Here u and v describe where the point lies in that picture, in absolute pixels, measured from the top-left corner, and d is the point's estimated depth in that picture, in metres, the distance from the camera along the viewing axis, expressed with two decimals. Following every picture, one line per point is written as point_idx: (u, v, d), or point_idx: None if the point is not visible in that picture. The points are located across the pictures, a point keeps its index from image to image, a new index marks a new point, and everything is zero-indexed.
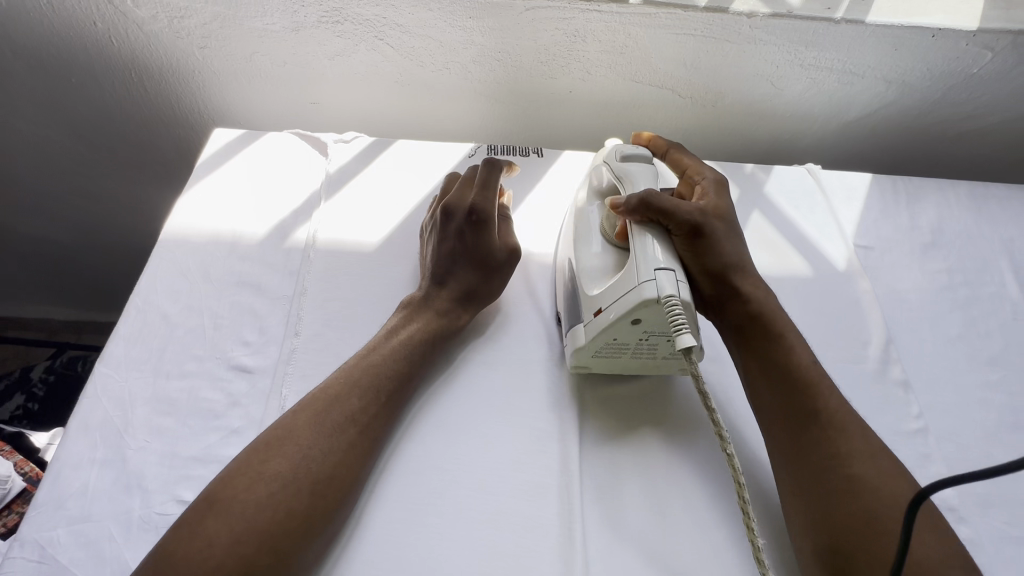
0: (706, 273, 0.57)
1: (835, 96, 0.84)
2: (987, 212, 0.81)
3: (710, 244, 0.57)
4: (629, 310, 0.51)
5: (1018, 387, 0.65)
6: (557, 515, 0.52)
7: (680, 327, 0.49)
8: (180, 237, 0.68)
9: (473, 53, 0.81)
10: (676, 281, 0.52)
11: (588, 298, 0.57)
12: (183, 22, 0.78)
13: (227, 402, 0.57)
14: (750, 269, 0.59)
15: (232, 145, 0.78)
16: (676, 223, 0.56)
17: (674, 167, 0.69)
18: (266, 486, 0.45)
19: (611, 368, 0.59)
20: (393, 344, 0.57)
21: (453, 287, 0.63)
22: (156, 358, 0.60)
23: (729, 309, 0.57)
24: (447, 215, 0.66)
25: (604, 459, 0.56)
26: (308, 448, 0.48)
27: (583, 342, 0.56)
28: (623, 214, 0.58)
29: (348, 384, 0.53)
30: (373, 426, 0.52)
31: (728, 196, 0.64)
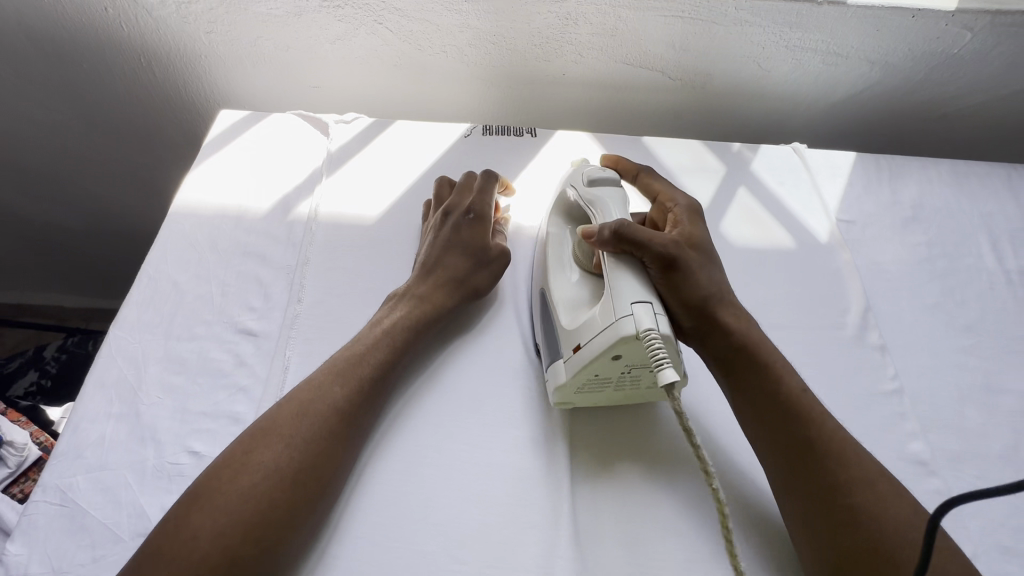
0: (685, 307, 0.55)
1: (820, 77, 0.87)
2: (967, 188, 0.83)
3: (686, 276, 0.55)
4: (609, 346, 0.50)
5: (991, 352, 0.68)
6: (546, 467, 0.55)
7: (662, 362, 0.47)
8: (189, 211, 0.72)
9: (469, 37, 0.84)
10: (654, 314, 0.50)
11: (565, 332, 0.56)
12: (190, 8, 0.81)
13: (234, 362, 0.61)
14: (729, 298, 0.57)
15: (238, 126, 0.81)
16: (650, 254, 0.54)
17: (646, 191, 0.69)
18: (250, 478, 0.46)
19: (594, 402, 0.57)
20: (375, 335, 0.58)
21: (438, 275, 0.64)
22: (167, 323, 0.63)
23: (714, 343, 0.56)
24: (445, 214, 0.69)
25: (589, 445, 0.57)
26: (291, 438, 0.49)
27: (564, 379, 0.54)
28: (597, 244, 0.56)
29: (331, 374, 0.54)
30: (359, 412, 0.53)
31: (702, 222, 0.63)
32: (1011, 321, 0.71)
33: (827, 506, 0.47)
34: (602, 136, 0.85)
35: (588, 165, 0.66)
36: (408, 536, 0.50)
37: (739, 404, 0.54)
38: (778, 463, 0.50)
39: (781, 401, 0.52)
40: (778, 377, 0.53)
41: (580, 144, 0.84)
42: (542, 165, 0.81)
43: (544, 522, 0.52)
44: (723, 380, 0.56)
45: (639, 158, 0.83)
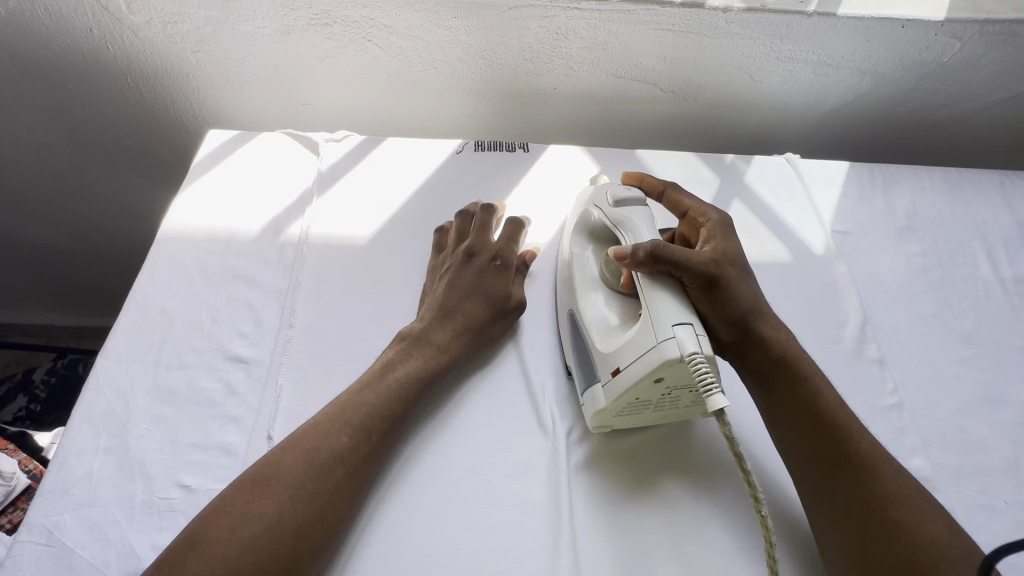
0: (727, 321, 0.56)
1: (812, 87, 0.87)
2: (960, 196, 0.83)
3: (723, 292, 0.55)
4: (652, 370, 0.49)
5: (988, 363, 0.68)
6: (545, 493, 0.55)
7: (709, 387, 0.47)
8: (178, 235, 0.70)
9: (460, 52, 0.83)
10: (696, 335, 0.50)
11: (602, 356, 0.55)
12: (177, 27, 0.80)
13: (225, 392, 0.59)
14: (764, 310, 0.58)
15: (227, 146, 0.80)
16: (688, 272, 0.54)
17: (674, 208, 0.67)
18: (250, 527, 0.45)
19: (632, 424, 0.57)
20: (388, 381, 0.56)
21: (458, 323, 0.62)
22: (156, 351, 0.62)
23: (752, 358, 0.56)
24: (469, 256, 0.67)
25: (596, 480, 0.56)
26: (295, 488, 0.48)
27: (604, 404, 0.54)
28: (631, 265, 0.55)
29: (339, 421, 0.52)
30: (365, 460, 0.51)
31: (734, 235, 0.62)
32: (1008, 330, 0.71)
33: (858, 522, 0.48)
34: (594, 149, 0.85)
35: (610, 185, 0.67)
36: (406, 569, 0.49)
37: (776, 424, 0.55)
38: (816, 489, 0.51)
39: (811, 417, 0.53)
40: (839, 438, 0.51)
41: (574, 159, 0.83)
42: (537, 180, 0.80)
43: (544, 550, 0.51)
44: (759, 395, 0.56)
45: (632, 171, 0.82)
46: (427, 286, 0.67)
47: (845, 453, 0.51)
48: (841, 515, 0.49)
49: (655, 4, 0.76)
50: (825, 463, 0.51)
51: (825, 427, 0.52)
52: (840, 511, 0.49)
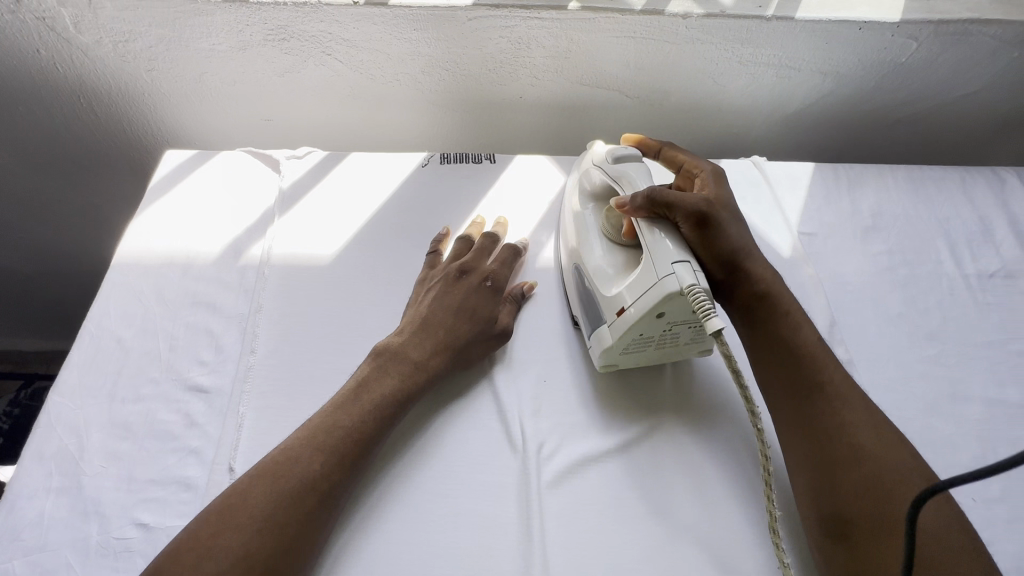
0: (717, 259, 0.59)
1: (774, 90, 0.87)
2: (923, 193, 0.84)
3: (715, 231, 0.59)
4: (656, 304, 0.53)
5: (954, 360, 0.68)
6: (515, 512, 0.54)
7: (708, 311, 0.51)
8: (135, 261, 0.68)
9: (422, 64, 0.82)
10: (693, 270, 0.54)
11: (605, 298, 0.59)
12: (128, 46, 0.78)
13: (184, 424, 0.58)
14: (753, 251, 0.61)
15: (185, 166, 0.78)
16: (683, 213, 0.58)
17: (669, 164, 0.71)
18: (219, 560, 0.44)
19: (636, 362, 0.61)
20: (363, 403, 0.55)
21: (440, 341, 0.60)
22: (111, 384, 0.59)
23: (739, 295, 0.59)
24: (463, 273, 0.66)
25: (566, 496, 0.55)
26: (264, 518, 0.46)
27: (610, 342, 0.58)
28: (631, 212, 0.60)
29: (310, 447, 0.51)
30: (336, 487, 0.50)
31: (726, 184, 0.66)
32: (972, 327, 0.71)
33: (825, 451, 0.50)
34: (562, 158, 0.84)
35: (609, 146, 0.71)
36: None
37: (759, 356, 0.58)
38: (790, 417, 0.54)
39: (791, 350, 0.56)
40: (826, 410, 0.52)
41: (541, 168, 0.82)
42: (505, 191, 0.79)
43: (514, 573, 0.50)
44: (746, 329, 0.59)
45: None
46: (415, 297, 0.66)
47: (818, 385, 0.53)
48: (809, 445, 0.52)
49: (615, 12, 0.76)
50: (796, 391, 0.54)
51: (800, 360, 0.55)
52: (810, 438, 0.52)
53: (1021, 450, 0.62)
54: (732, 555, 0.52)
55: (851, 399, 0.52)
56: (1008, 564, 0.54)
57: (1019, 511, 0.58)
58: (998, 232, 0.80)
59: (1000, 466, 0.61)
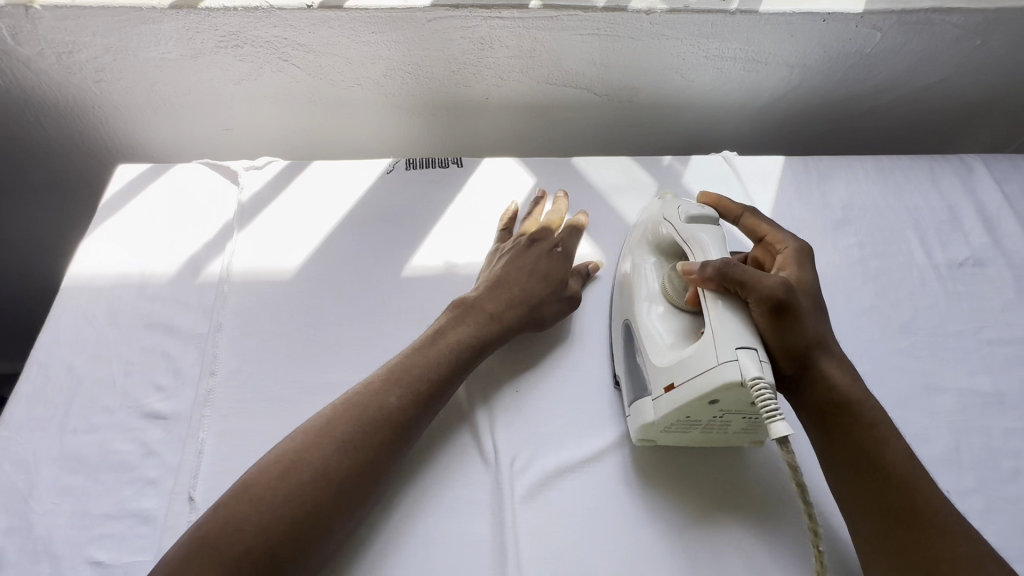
0: (788, 354, 0.54)
1: (742, 83, 0.87)
2: (893, 184, 0.85)
3: (793, 322, 0.53)
4: (711, 391, 0.50)
5: (926, 352, 0.68)
6: (488, 530, 0.54)
7: (772, 413, 0.47)
8: (86, 283, 0.65)
9: (383, 67, 0.80)
10: (759, 362, 0.50)
11: (657, 370, 0.56)
12: (72, 57, 0.74)
13: (141, 453, 0.55)
14: (832, 347, 0.56)
15: (138, 181, 0.75)
16: (757, 296, 0.52)
17: (749, 232, 0.66)
18: (298, 477, 0.48)
19: (677, 441, 0.58)
20: (440, 346, 0.58)
21: (514, 297, 0.63)
22: (62, 414, 0.57)
23: (809, 393, 0.55)
24: (534, 241, 0.68)
25: (539, 514, 0.55)
26: (343, 443, 0.51)
27: (653, 418, 0.55)
28: (698, 280, 0.55)
29: (390, 382, 0.55)
30: (412, 422, 0.54)
31: (812, 265, 0.60)
32: (943, 317, 0.71)
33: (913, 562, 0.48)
34: (531, 160, 0.82)
35: (685, 201, 0.66)
36: None
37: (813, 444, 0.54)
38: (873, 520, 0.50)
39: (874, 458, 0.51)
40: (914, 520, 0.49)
41: (510, 171, 0.80)
42: (473, 195, 0.77)
43: None
44: (813, 429, 0.55)
45: (567, 182, 0.80)
46: (488, 262, 0.69)
47: (913, 510, 0.49)
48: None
49: (577, 9, 0.74)
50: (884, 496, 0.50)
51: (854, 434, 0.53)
52: (907, 574, 0.47)
53: (993, 440, 0.62)
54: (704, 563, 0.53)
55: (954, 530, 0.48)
56: None
57: (991, 500, 0.58)
58: (966, 219, 0.81)
59: (973, 455, 0.61)
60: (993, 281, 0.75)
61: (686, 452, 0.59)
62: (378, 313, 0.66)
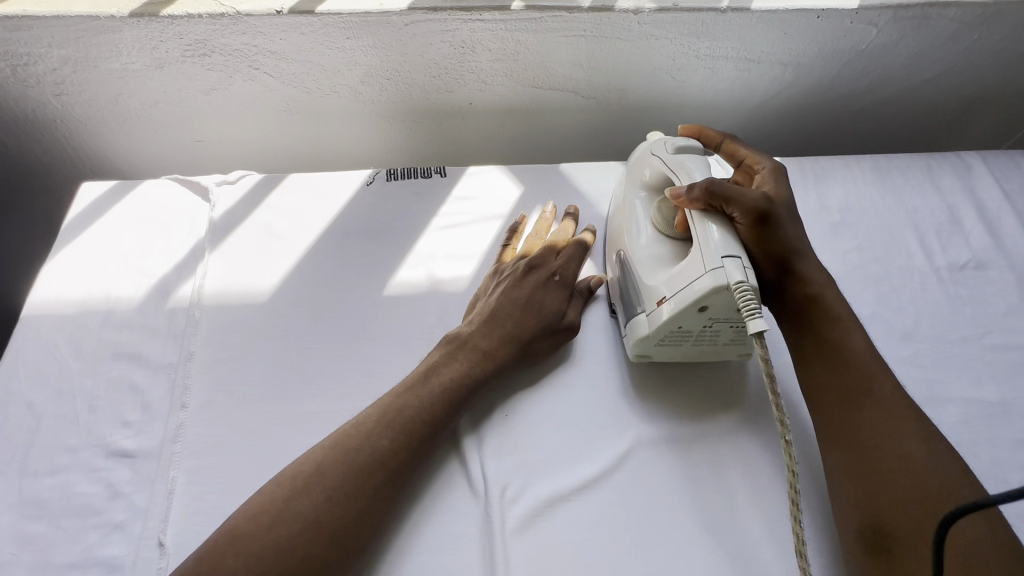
0: (769, 258, 0.57)
1: (735, 83, 0.84)
2: (891, 184, 0.82)
3: (773, 228, 0.56)
4: (698, 297, 0.52)
5: (930, 360, 0.66)
6: (480, 565, 0.51)
7: (753, 311, 0.50)
8: (46, 311, 0.62)
9: (359, 74, 0.76)
10: (743, 268, 0.52)
11: (647, 288, 0.58)
12: (28, 69, 0.70)
13: (107, 495, 0.52)
14: (809, 251, 0.59)
15: (104, 200, 0.71)
16: (740, 208, 0.56)
17: (728, 158, 0.69)
18: (287, 527, 0.46)
19: (671, 357, 0.60)
20: (431, 386, 0.56)
21: (506, 331, 0.60)
22: (22, 456, 0.53)
23: (789, 295, 0.57)
24: (532, 267, 0.65)
25: (532, 549, 0.52)
26: (333, 490, 0.49)
27: (647, 332, 0.58)
28: (686, 203, 0.58)
29: (380, 423, 0.53)
30: (405, 466, 0.52)
31: (787, 182, 0.64)
32: (947, 323, 0.69)
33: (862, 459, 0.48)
34: (518, 167, 0.79)
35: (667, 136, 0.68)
36: None
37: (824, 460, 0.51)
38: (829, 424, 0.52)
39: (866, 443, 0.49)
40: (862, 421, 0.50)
41: (496, 182, 0.77)
42: (459, 208, 0.74)
43: None
44: (790, 330, 0.57)
45: (556, 190, 0.77)
46: (484, 286, 0.66)
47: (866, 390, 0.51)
48: (851, 458, 0.49)
49: (561, 10, 0.71)
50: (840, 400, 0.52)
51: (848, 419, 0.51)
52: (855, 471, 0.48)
53: (1001, 452, 0.60)
54: None
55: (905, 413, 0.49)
56: None
57: None
58: (966, 220, 0.79)
59: (981, 469, 0.59)
60: (996, 283, 0.73)
61: (684, 475, 0.56)
62: (360, 336, 0.63)
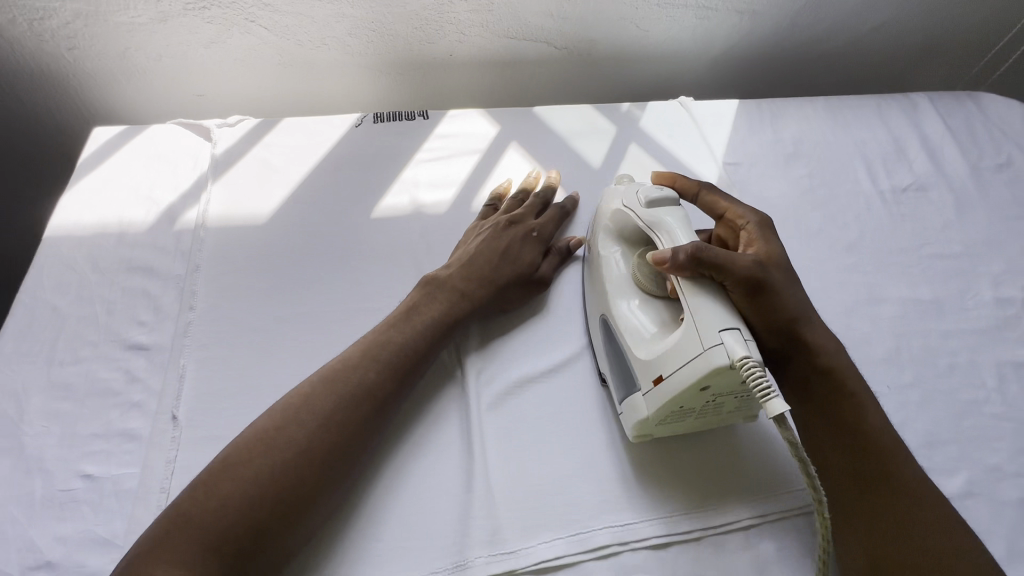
0: (771, 329, 0.55)
1: (696, 31, 0.90)
2: (841, 120, 0.89)
3: (768, 298, 0.54)
4: (700, 376, 0.48)
5: (870, 267, 0.72)
6: (458, 435, 0.57)
7: (768, 392, 0.46)
8: (66, 232, 0.68)
9: (347, 26, 0.83)
10: (745, 340, 0.48)
11: (643, 363, 0.55)
12: (43, 23, 0.77)
13: (126, 380, 0.58)
14: (811, 317, 0.57)
15: (115, 141, 0.78)
16: (734, 278, 0.53)
17: (709, 210, 0.65)
18: (281, 453, 0.48)
19: (674, 432, 0.56)
20: (414, 324, 0.59)
21: (483, 278, 0.64)
22: (49, 349, 0.59)
23: (795, 364, 0.56)
24: (512, 222, 0.69)
25: (503, 419, 0.58)
26: (324, 418, 0.51)
27: (647, 413, 0.54)
28: (672, 269, 0.53)
29: (367, 358, 0.56)
30: (390, 396, 0.55)
31: (775, 236, 0.61)
32: (888, 237, 0.75)
33: (885, 539, 0.48)
34: (495, 110, 0.85)
35: (644, 184, 0.64)
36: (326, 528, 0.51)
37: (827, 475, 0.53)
38: (845, 493, 0.52)
39: (873, 506, 0.50)
40: (890, 502, 0.50)
41: (474, 122, 0.83)
42: (440, 146, 0.80)
43: (458, 487, 0.54)
44: (796, 403, 0.56)
45: (530, 128, 0.84)
46: (465, 237, 0.70)
47: (882, 474, 0.51)
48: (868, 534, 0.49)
49: None
50: (859, 477, 0.51)
51: (840, 429, 0.53)
52: (877, 553, 0.48)
53: (930, 340, 0.66)
54: (655, 453, 0.58)
55: (920, 493, 0.50)
56: (918, 440, 0.59)
57: (929, 393, 0.62)
58: (911, 150, 0.85)
59: (913, 355, 0.65)
60: (935, 203, 0.79)
61: None
62: (349, 250, 0.70)
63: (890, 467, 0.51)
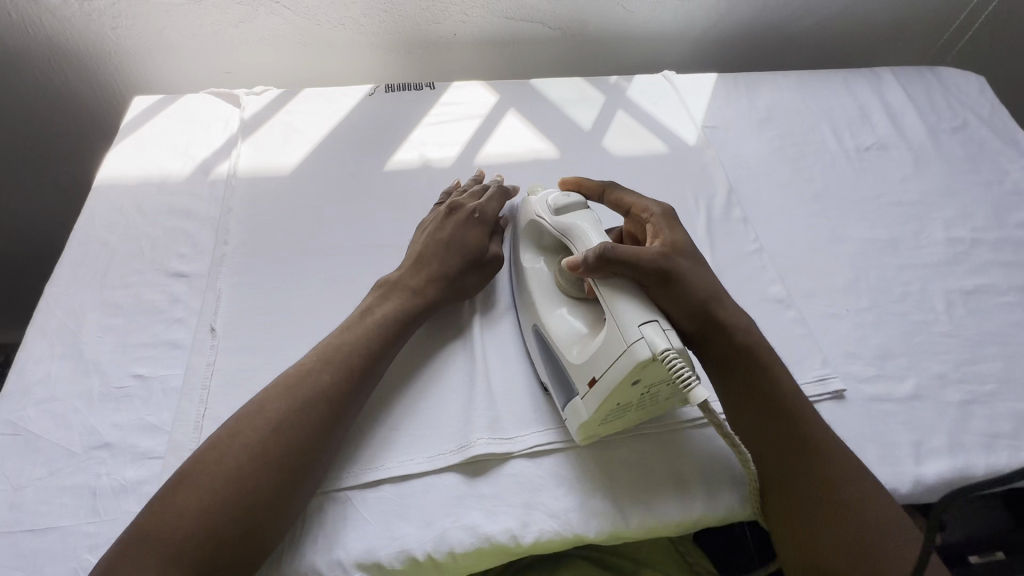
0: (687, 314, 0.56)
1: (677, 12, 0.99)
2: (811, 90, 0.97)
3: (680, 284, 0.56)
4: (625, 373, 0.50)
5: (834, 213, 0.80)
6: (462, 339, 0.66)
7: (689, 381, 0.47)
8: (113, 182, 0.77)
9: (362, 7, 0.92)
10: (663, 330, 0.50)
11: (576, 367, 0.55)
12: (93, 4, 0.87)
13: (170, 301, 0.66)
14: (724, 298, 0.59)
15: (155, 107, 0.87)
16: (641, 270, 0.54)
17: (617, 208, 0.67)
18: (236, 458, 0.49)
19: (616, 427, 0.57)
20: (367, 325, 0.60)
21: (432, 271, 0.66)
22: (102, 275, 0.68)
23: (714, 344, 0.57)
24: (452, 210, 0.71)
25: (498, 330, 0.67)
26: (277, 421, 0.51)
27: (586, 416, 0.54)
28: (585, 273, 0.55)
29: (322, 360, 0.56)
30: (348, 395, 0.55)
31: (680, 226, 0.63)
32: (852, 187, 0.83)
33: (811, 503, 0.51)
34: (494, 82, 0.94)
35: (549, 192, 0.66)
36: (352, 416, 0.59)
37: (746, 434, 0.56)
38: (769, 460, 0.54)
39: (794, 465, 0.53)
40: (812, 467, 0.52)
41: (475, 92, 0.92)
42: (443, 113, 0.89)
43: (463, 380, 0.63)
44: (717, 377, 0.58)
45: (527, 97, 0.92)
46: (412, 240, 0.72)
47: (799, 439, 0.54)
48: (795, 501, 0.51)
49: None
50: (781, 447, 0.54)
51: (761, 387, 0.56)
52: (802, 516, 0.51)
53: (887, 272, 0.74)
54: None
55: (830, 450, 0.53)
56: (873, 352, 0.67)
57: (885, 315, 0.70)
58: (874, 115, 0.93)
59: (871, 284, 0.73)
60: (895, 160, 0.87)
61: None
62: (364, 199, 0.78)
63: (805, 433, 0.54)
